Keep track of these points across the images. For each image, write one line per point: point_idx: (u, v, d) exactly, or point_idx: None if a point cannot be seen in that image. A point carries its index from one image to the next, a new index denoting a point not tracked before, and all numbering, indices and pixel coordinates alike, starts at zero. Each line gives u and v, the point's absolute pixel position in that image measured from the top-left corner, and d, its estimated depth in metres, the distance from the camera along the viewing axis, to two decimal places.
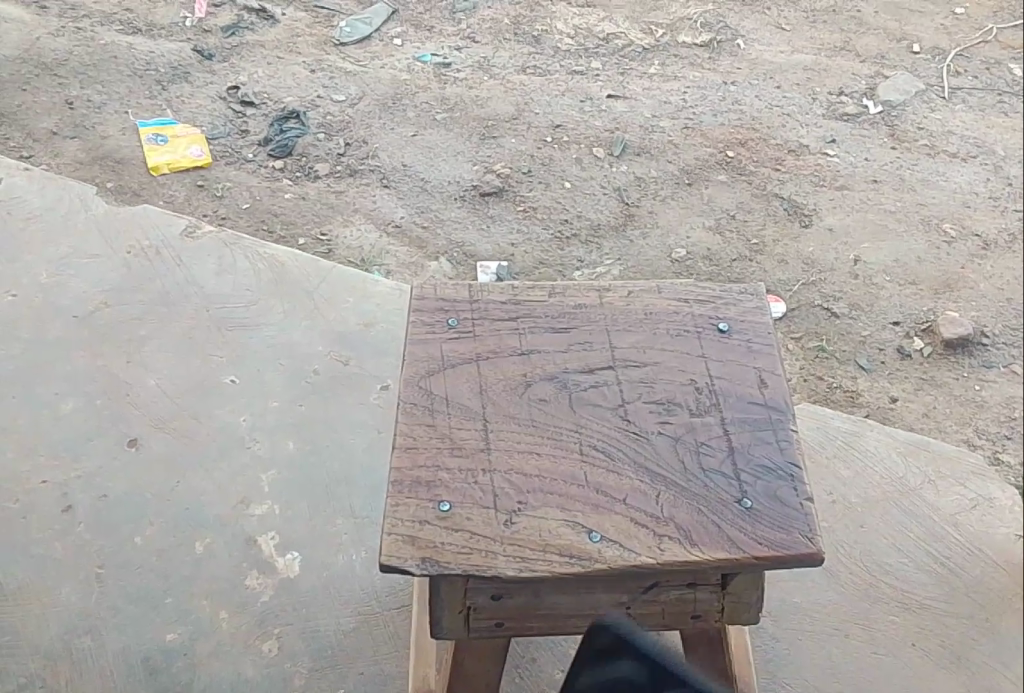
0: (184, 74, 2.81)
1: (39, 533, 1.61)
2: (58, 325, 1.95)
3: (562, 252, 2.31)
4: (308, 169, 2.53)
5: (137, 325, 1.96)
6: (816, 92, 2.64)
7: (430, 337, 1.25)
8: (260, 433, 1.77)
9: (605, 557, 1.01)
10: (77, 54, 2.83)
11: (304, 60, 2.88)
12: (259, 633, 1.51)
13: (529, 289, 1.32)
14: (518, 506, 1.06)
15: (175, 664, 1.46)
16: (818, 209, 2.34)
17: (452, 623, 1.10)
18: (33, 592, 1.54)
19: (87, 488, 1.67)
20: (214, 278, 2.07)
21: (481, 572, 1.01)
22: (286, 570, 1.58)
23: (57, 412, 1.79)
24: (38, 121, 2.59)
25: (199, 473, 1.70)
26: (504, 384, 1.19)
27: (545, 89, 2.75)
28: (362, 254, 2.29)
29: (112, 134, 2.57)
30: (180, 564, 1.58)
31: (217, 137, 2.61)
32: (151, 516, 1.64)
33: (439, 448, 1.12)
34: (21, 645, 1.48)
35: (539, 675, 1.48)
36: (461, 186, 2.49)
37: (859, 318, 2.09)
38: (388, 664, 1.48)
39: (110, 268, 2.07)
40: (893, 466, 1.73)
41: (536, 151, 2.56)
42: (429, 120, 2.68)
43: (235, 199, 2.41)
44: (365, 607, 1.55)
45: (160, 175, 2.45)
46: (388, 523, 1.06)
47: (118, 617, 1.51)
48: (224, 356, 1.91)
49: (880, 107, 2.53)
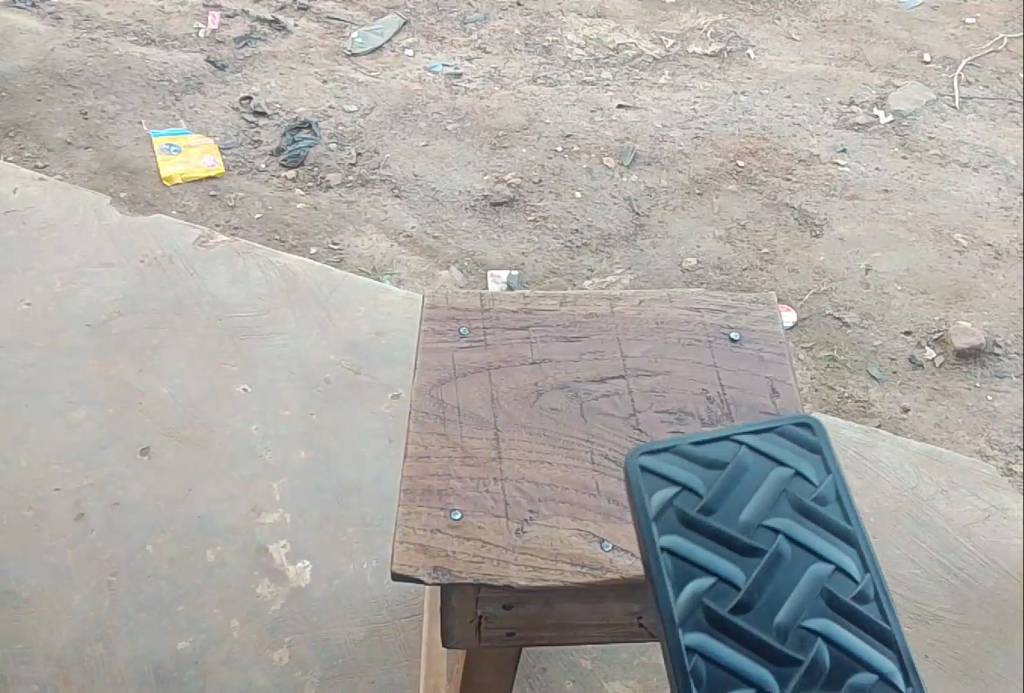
0: (197, 85, 2.83)
1: (51, 540, 1.62)
2: (71, 333, 1.96)
3: (573, 262, 2.32)
4: (319, 179, 2.54)
5: (150, 334, 1.97)
6: (827, 101, 2.35)
7: (441, 346, 1.25)
8: (272, 441, 1.78)
9: (617, 566, 1.01)
10: (92, 65, 2.85)
11: (316, 70, 2.88)
12: (270, 641, 1.51)
13: (541, 298, 1.32)
14: (529, 515, 1.07)
15: (186, 671, 1.47)
16: (828, 218, 2.35)
17: (463, 633, 1.09)
18: (45, 599, 1.55)
19: (100, 495, 1.68)
20: (226, 287, 2.07)
21: (493, 581, 1.01)
22: (298, 578, 1.59)
23: (71, 421, 1.80)
24: (53, 131, 2.62)
25: (211, 480, 1.71)
26: (516, 394, 1.19)
27: (555, 100, 2.70)
28: (374, 264, 2.30)
29: (126, 144, 2.59)
30: (191, 572, 1.59)
31: (229, 147, 2.62)
32: (164, 524, 1.65)
33: (451, 459, 1.12)
34: (34, 651, 1.49)
35: (550, 684, 1.48)
36: (472, 196, 2.50)
37: (870, 328, 2.10)
38: (399, 674, 1.49)
39: (123, 277, 2.08)
40: (904, 478, 1.73)
41: (547, 161, 2.59)
42: (440, 130, 2.69)
43: (247, 209, 2.43)
44: (375, 616, 1.56)
45: (173, 185, 2.46)
46: (400, 532, 1.06)
47: (129, 625, 1.52)
48: (236, 365, 1.91)
49: (889, 116, 2.25)
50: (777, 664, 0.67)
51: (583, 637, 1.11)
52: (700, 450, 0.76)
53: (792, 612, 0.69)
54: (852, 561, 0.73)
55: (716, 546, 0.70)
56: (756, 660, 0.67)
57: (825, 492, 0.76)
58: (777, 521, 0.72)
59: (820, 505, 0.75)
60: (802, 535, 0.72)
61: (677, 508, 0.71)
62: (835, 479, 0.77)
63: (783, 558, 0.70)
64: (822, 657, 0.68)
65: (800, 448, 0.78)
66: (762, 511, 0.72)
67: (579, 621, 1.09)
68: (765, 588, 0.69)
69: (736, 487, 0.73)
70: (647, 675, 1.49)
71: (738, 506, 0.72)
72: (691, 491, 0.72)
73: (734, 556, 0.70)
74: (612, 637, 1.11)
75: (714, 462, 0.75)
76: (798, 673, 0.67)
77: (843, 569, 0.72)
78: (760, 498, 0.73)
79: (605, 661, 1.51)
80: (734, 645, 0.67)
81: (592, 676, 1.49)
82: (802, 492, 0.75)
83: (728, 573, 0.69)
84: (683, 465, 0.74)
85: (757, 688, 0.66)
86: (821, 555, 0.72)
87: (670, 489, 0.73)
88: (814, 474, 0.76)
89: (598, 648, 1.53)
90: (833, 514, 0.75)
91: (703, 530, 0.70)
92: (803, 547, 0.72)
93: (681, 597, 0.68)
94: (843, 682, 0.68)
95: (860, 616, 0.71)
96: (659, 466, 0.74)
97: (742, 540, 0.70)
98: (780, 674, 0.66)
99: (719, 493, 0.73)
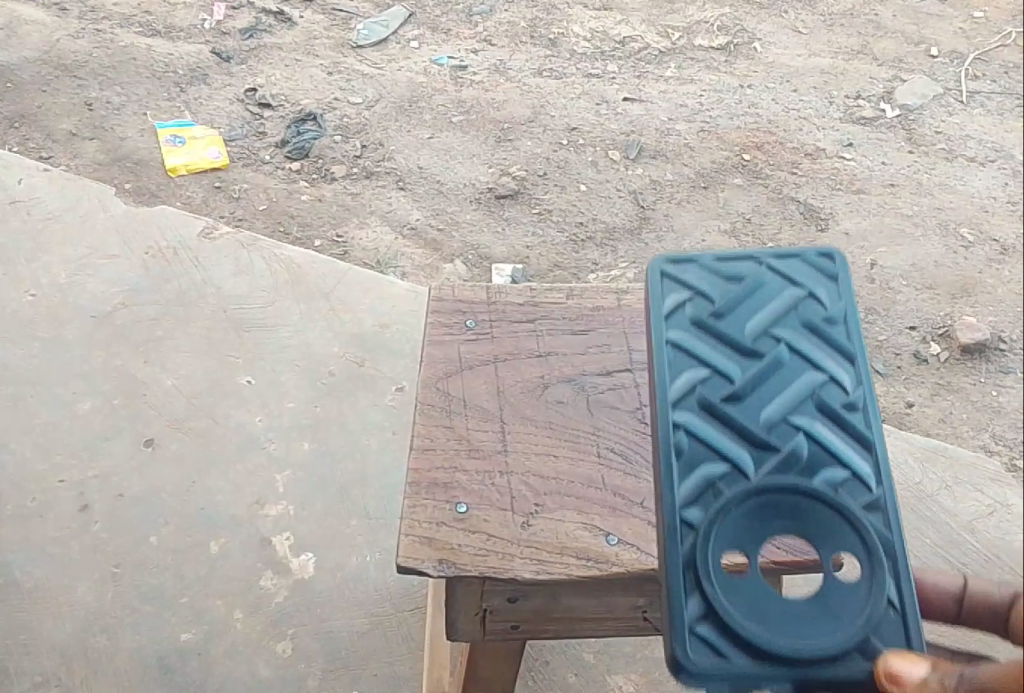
0: (202, 76, 2.82)
1: (55, 532, 1.62)
2: (75, 325, 1.95)
3: (578, 255, 2.32)
4: (324, 171, 2.54)
5: (154, 325, 1.96)
6: (833, 96, 2.47)
7: (448, 338, 1.25)
8: (275, 433, 1.78)
9: (622, 560, 1.01)
10: (97, 56, 2.85)
11: (322, 62, 2.87)
12: (273, 633, 1.52)
13: (547, 291, 1.31)
14: (535, 508, 1.07)
15: (190, 664, 1.48)
16: (833, 211, 2.24)
17: (467, 626, 1.10)
18: (47, 591, 1.55)
19: (104, 487, 1.68)
20: (231, 278, 2.06)
21: (497, 575, 1.01)
22: (301, 571, 1.59)
23: (74, 413, 1.80)
24: (57, 122, 2.61)
25: (214, 473, 1.71)
26: (522, 386, 1.20)
27: (561, 92, 2.74)
28: (378, 256, 2.31)
29: (131, 135, 2.58)
30: (194, 565, 1.59)
31: (234, 139, 2.62)
32: (167, 517, 1.65)
33: (456, 450, 1.13)
34: (38, 642, 1.50)
35: (554, 678, 1.48)
36: (477, 189, 2.49)
37: (875, 322, 2.04)
38: (401, 666, 1.50)
39: (127, 269, 2.07)
40: (909, 472, 1.77)
41: (551, 153, 2.57)
42: (445, 122, 2.68)
43: (251, 201, 2.43)
44: (378, 608, 1.56)
45: (178, 176, 2.46)
46: (405, 523, 1.06)
47: (133, 617, 1.53)
48: (241, 357, 1.91)
49: (896, 110, 2.29)
50: (756, 444, 0.72)
51: (589, 629, 1.11)
52: (720, 271, 0.88)
53: (777, 408, 0.76)
54: (847, 375, 0.81)
55: (715, 343, 0.80)
56: (736, 438, 0.73)
57: (835, 313, 0.85)
58: (777, 332, 0.82)
59: (829, 323, 0.84)
60: (805, 347, 0.81)
61: (690, 310, 0.83)
62: (849, 306, 0.86)
63: (779, 360, 0.79)
64: (802, 450, 0.73)
65: (819, 278, 0.88)
66: (764, 323, 0.83)
67: (583, 614, 1.09)
68: (754, 384, 0.77)
69: (745, 303, 0.84)
70: (651, 669, 1.49)
71: (743, 316, 0.83)
72: (704, 299, 0.84)
73: (731, 352, 0.79)
74: (618, 629, 1.11)
75: (732, 279, 0.87)
76: (775, 458, 0.71)
77: (838, 383, 0.80)
78: (764, 314, 0.84)
79: (607, 656, 1.51)
80: (718, 427, 0.74)
81: (595, 669, 1.50)
82: (814, 313, 0.85)
83: (723, 366, 0.78)
84: (701, 279, 0.87)
85: (733, 465, 0.70)
86: (817, 366, 0.81)
87: (685, 297, 0.85)
88: (827, 298, 0.86)
89: (601, 642, 1.53)
90: (840, 332, 0.84)
91: (708, 331, 0.81)
92: (799, 357, 0.80)
93: (679, 383, 0.77)
94: (824, 471, 0.73)
95: (844, 420, 0.78)
96: (679, 277, 0.87)
97: (740, 344, 0.80)
98: (756, 452, 0.72)
99: (730, 307, 0.84)
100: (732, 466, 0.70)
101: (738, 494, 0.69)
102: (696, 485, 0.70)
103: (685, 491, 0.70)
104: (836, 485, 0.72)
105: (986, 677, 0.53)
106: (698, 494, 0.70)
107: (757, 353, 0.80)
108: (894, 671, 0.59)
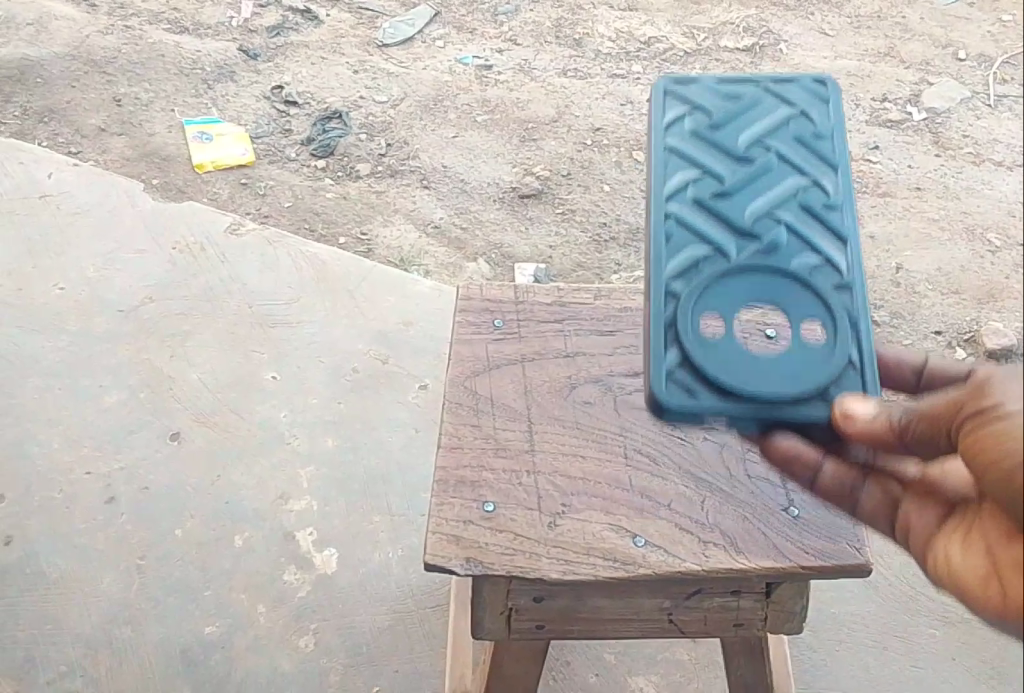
0: (229, 73, 2.83)
1: (82, 523, 1.64)
2: (104, 319, 1.97)
3: (601, 255, 2.32)
4: (349, 169, 2.54)
5: (181, 320, 1.97)
6: (860, 97, 2.52)
7: (476, 337, 1.25)
8: (300, 429, 1.78)
9: (649, 561, 1.01)
10: (126, 52, 2.87)
11: (348, 60, 2.88)
12: (295, 628, 1.53)
13: (576, 291, 1.31)
14: (562, 508, 1.07)
15: (212, 656, 1.50)
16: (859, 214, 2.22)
17: (493, 624, 1.10)
18: (73, 582, 1.57)
19: (131, 479, 1.70)
20: (257, 275, 2.06)
21: (525, 574, 1.01)
22: (324, 566, 1.60)
23: (102, 405, 1.81)
24: (87, 118, 2.64)
25: (239, 468, 1.72)
26: (549, 386, 1.20)
27: (585, 93, 2.72)
28: (402, 254, 2.32)
29: (159, 131, 2.60)
30: (218, 557, 1.60)
31: (260, 136, 2.63)
32: (192, 510, 1.66)
33: (484, 449, 1.13)
34: (63, 633, 1.52)
35: (574, 679, 1.48)
36: (501, 188, 2.49)
37: (900, 327, 1.99)
38: (422, 664, 1.50)
39: (156, 264, 2.08)
40: None
41: (576, 153, 2.56)
42: (469, 121, 2.68)
43: (277, 198, 2.44)
44: (399, 606, 1.57)
45: (205, 173, 2.48)
46: (433, 521, 1.06)
47: (157, 608, 1.54)
48: (266, 352, 1.92)
49: (923, 113, 2.46)
50: (740, 234, 0.91)
51: (614, 630, 1.12)
52: (723, 87, 1.02)
53: (760, 202, 0.94)
54: (831, 180, 0.96)
55: (710, 150, 0.98)
56: (723, 229, 0.92)
57: (825, 128, 0.99)
58: (768, 140, 0.98)
59: (817, 137, 0.99)
60: (793, 158, 0.97)
61: (691, 122, 1.00)
62: (838, 121, 1.00)
63: (766, 168, 0.96)
64: (783, 239, 0.91)
65: (816, 97, 1.01)
66: (757, 132, 0.98)
67: (610, 614, 1.10)
68: (740, 183, 0.95)
69: (741, 118, 0.99)
70: (671, 670, 1.49)
71: (738, 130, 0.99)
72: (703, 114, 1.00)
73: (724, 160, 0.97)
74: (642, 631, 1.12)
75: (731, 96, 1.01)
76: (755, 245, 0.90)
77: (822, 188, 0.96)
78: (758, 126, 0.99)
79: (628, 657, 1.51)
80: (707, 220, 0.93)
81: (616, 670, 1.49)
82: (805, 128, 0.99)
83: (715, 171, 0.96)
84: (705, 95, 1.02)
85: (715, 250, 0.90)
86: (802, 173, 0.96)
87: (687, 114, 1.01)
88: (820, 116, 1.00)
89: (622, 643, 1.52)
90: (826, 145, 0.98)
91: (702, 140, 0.98)
92: (787, 164, 0.97)
93: (676, 185, 0.96)
94: (799, 257, 0.90)
95: (826, 214, 0.94)
96: (683, 94, 1.02)
97: (733, 149, 0.97)
98: (736, 239, 0.91)
99: (728, 118, 1.00)
100: (715, 250, 0.91)
101: (717, 272, 0.89)
102: (681, 265, 0.90)
103: (673, 265, 0.90)
104: (809, 269, 0.90)
105: (930, 408, 0.70)
106: (684, 269, 0.90)
107: (748, 159, 0.97)
108: (847, 410, 0.77)
